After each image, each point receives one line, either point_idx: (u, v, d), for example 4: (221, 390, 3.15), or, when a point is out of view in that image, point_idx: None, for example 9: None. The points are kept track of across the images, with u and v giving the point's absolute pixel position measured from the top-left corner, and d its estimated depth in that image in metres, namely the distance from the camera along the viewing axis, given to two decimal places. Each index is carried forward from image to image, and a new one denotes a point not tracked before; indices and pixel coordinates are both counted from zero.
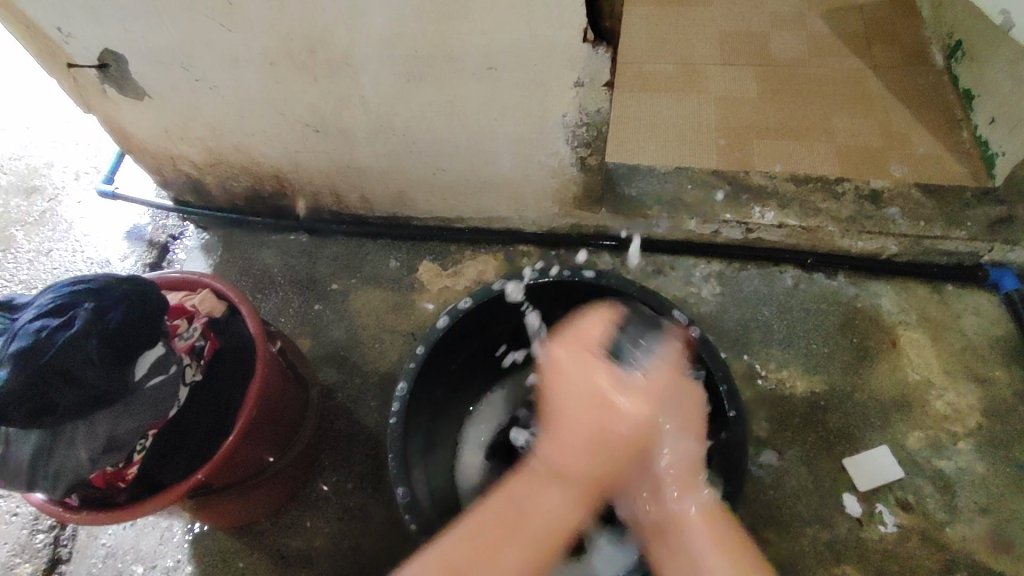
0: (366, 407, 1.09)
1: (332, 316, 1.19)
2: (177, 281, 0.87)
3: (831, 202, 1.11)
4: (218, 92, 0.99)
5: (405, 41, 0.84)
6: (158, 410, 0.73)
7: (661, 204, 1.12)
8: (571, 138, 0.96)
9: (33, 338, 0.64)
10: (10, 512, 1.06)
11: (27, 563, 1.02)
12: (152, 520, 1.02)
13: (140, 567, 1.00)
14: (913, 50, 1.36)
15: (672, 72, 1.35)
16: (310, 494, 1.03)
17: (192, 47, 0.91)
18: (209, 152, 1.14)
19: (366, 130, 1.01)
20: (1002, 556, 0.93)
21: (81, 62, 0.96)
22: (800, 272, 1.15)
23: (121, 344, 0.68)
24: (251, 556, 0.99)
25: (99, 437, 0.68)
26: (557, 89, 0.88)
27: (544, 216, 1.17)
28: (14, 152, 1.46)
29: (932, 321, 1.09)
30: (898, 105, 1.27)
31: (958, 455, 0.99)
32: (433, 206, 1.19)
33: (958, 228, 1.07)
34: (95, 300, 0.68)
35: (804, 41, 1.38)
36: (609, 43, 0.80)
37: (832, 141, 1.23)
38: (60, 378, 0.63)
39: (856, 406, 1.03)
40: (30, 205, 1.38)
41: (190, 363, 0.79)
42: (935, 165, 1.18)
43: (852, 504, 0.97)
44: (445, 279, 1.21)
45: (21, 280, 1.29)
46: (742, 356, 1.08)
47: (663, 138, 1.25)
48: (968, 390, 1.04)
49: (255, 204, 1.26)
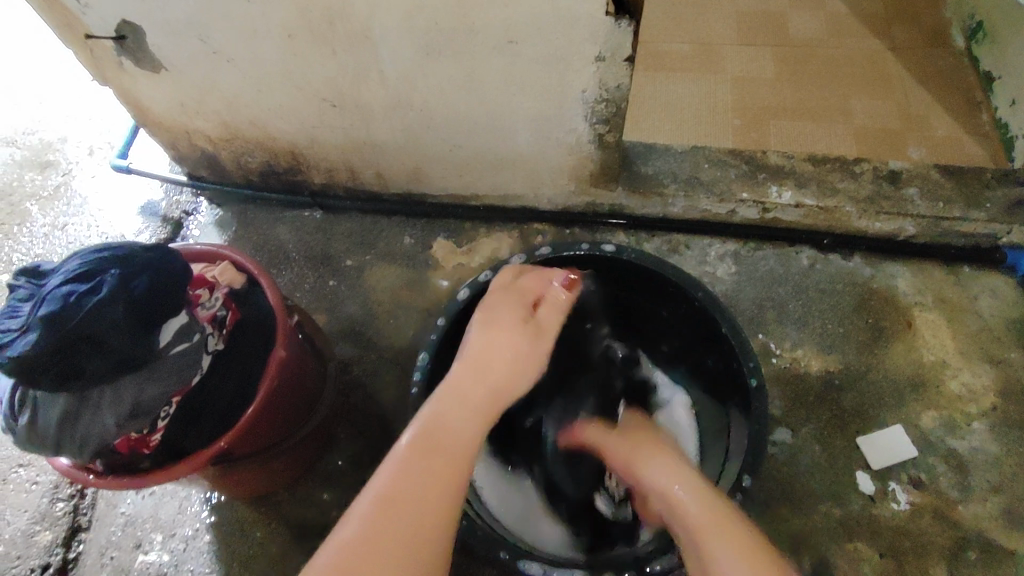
0: (381, 382, 1.10)
1: (347, 292, 1.19)
2: (197, 253, 0.87)
3: (849, 181, 1.10)
4: (235, 65, 0.98)
5: (425, 13, 0.83)
6: (182, 376, 0.73)
7: (678, 182, 1.11)
8: (589, 114, 0.96)
9: (60, 304, 0.64)
10: (29, 480, 1.07)
11: (47, 530, 1.03)
12: (170, 490, 1.04)
13: (159, 535, 1.01)
14: (934, 30, 1.34)
15: (687, 52, 1.34)
16: (326, 466, 1.04)
17: (209, 19, 0.91)
18: (225, 127, 1.14)
19: (383, 104, 1.01)
20: (1014, 534, 0.93)
21: (97, 34, 0.96)
22: (816, 252, 1.15)
23: (147, 312, 0.68)
24: (268, 526, 1.01)
25: (124, 403, 0.69)
26: (577, 63, 0.87)
27: (559, 194, 1.16)
28: (27, 127, 1.46)
29: (948, 302, 1.09)
30: (917, 85, 1.26)
31: (972, 435, 0.99)
32: (448, 183, 1.18)
33: (978, 210, 1.07)
34: (121, 268, 0.69)
35: (822, 21, 1.37)
36: (632, 16, 0.80)
37: (849, 122, 1.22)
38: (87, 344, 0.64)
39: (871, 385, 1.03)
40: (44, 180, 1.39)
41: (212, 332, 0.79)
42: (953, 147, 1.18)
43: (865, 482, 0.97)
44: (460, 257, 1.21)
45: (37, 254, 1.30)
46: (757, 335, 1.08)
47: (679, 117, 1.24)
48: (983, 371, 1.04)
49: (269, 179, 1.26)
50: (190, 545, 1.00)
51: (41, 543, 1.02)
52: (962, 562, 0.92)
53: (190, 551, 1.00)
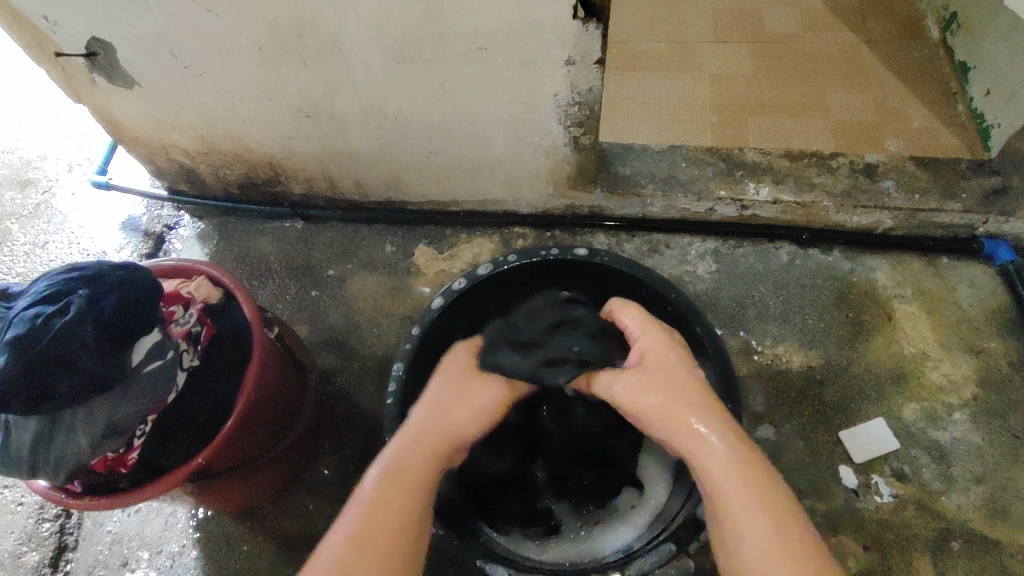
0: (364, 391, 1.10)
1: (329, 302, 1.19)
2: (172, 268, 0.87)
3: (826, 176, 1.10)
4: (208, 78, 0.98)
5: (395, 22, 0.83)
6: (157, 395, 0.73)
7: (655, 182, 1.11)
8: (563, 117, 0.96)
9: (28, 327, 0.64)
10: (15, 501, 1.07)
11: (34, 551, 1.03)
12: (156, 507, 1.03)
13: (146, 553, 1.01)
14: (909, 21, 1.34)
15: (665, 51, 1.34)
16: (310, 477, 1.04)
17: (179, 33, 0.90)
18: (202, 141, 1.14)
19: (358, 114, 1.01)
20: (997, 523, 0.94)
21: (68, 51, 0.95)
22: (796, 248, 1.15)
23: (117, 332, 0.68)
24: (255, 539, 1.00)
25: (98, 423, 0.69)
26: (547, 68, 0.88)
27: (538, 197, 1.17)
28: (6, 145, 1.45)
29: (928, 294, 1.10)
30: (892, 78, 1.27)
31: (954, 425, 1.00)
32: (427, 189, 1.18)
33: (953, 200, 1.07)
34: (89, 288, 0.68)
35: (798, 16, 1.37)
36: (599, 20, 0.80)
37: (827, 116, 1.22)
38: (57, 366, 0.64)
39: (853, 378, 1.04)
40: (24, 198, 1.38)
41: (187, 349, 0.78)
42: (930, 139, 1.18)
43: (849, 476, 0.98)
44: (442, 263, 1.21)
45: (18, 273, 1.29)
46: (738, 332, 1.09)
47: (657, 117, 1.24)
48: (964, 361, 1.04)
49: (249, 191, 1.26)
50: (177, 560, 1.00)
51: (28, 565, 1.02)
52: (946, 552, 0.92)
53: (177, 567, 1.00)
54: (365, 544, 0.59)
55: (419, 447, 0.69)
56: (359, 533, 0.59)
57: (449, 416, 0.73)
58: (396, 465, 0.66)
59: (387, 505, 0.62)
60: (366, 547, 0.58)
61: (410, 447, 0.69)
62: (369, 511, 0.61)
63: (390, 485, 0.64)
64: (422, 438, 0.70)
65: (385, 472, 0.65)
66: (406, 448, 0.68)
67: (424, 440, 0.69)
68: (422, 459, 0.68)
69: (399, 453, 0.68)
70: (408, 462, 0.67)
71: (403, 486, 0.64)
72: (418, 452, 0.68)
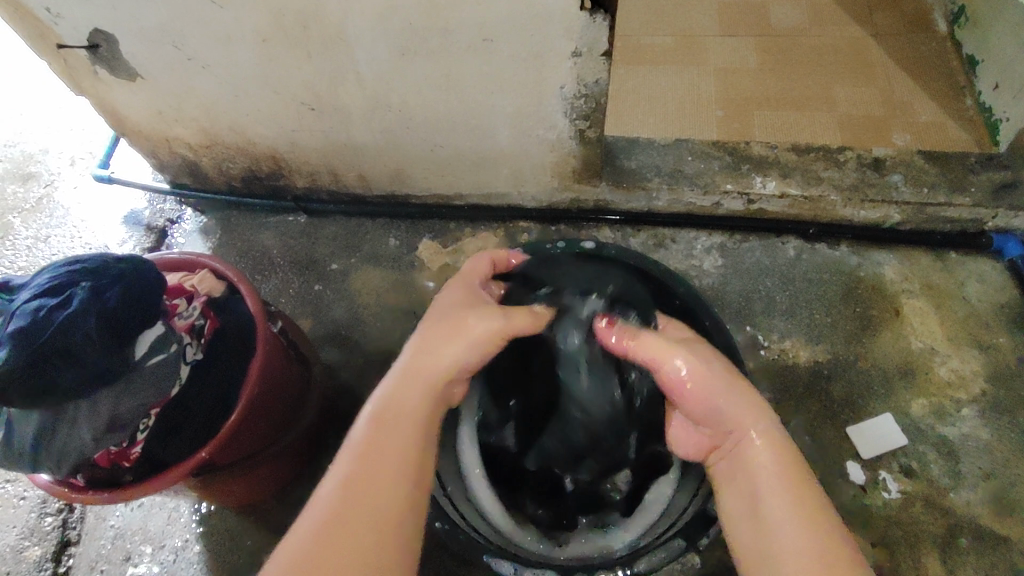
0: (368, 385, 1.10)
1: (333, 296, 1.18)
2: (175, 261, 0.86)
3: (833, 170, 1.09)
4: (211, 70, 0.97)
5: (399, 13, 0.82)
6: (160, 388, 0.73)
7: (661, 176, 1.11)
8: (569, 110, 0.95)
9: (30, 319, 0.63)
10: (18, 496, 1.06)
11: (37, 546, 1.02)
12: (159, 501, 1.03)
13: (149, 547, 1.00)
14: (917, 15, 1.33)
15: (671, 44, 1.33)
16: (314, 472, 1.03)
17: (182, 24, 0.89)
18: (205, 134, 1.13)
19: (361, 106, 1.00)
20: (1006, 519, 0.93)
21: (70, 43, 0.95)
22: (802, 243, 1.14)
23: (120, 324, 0.67)
24: (259, 533, 1.00)
25: (101, 416, 0.68)
26: (554, 60, 0.87)
27: (543, 191, 1.16)
28: (8, 139, 1.45)
29: (936, 289, 1.09)
30: (900, 71, 1.26)
31: (962, 421, 0.99)
32: (431, 183, 1.18)
33: (962, 195, 1.06)
34: (92, 281, 0.67)
35: (805, 9, 1.36)
36: (606, 11, 0.79)
37: (834, 110, 1.21)
38: (59, 358, 0.63)
39: (861, 374, 1.03)
40: (26, 192, 1.37)
41: (190, 342, 0.78)
42: (939, 132, 1.17)
43: (856, 472, 0.97)
44: (446, 257, 1.20)
45: (20, 267, 1.29)
46: (745, 327, 1.08)
47: (663, 111, 1.23)
48: (972, 357, 1.03)
49: (252, 185, 1.25)
50: (181, 555, 1.00)
51: (31, 559, 1.01)
52: (954, 549, 0.92)
53: (180, 562, 0.99)
54: (356, 494, 0.60)
55: (409, 389, 0.69)
56: (349, 481, 0.61)
57: (438, 353, 0.71)
58: (384, 407, 0.67)
59: (379, 449, 0.63)
60: (357, 497, 0.60)
61: (400, 388, 0.69)
62: (360, 463, 0.62)
63: (381, 432, 0.65)
64: (405, 379, 0.69)
65: (373, 419, 0.66)
66: (396, 392, 0.68)
67: (409, 382, 0.69)
68: (411, 399, 0.68)
69: (385, 399, 0.68)
70: (404, 404, 0.67)
71: (390, 428, 0.65)
72: (406, 394, 0.68)
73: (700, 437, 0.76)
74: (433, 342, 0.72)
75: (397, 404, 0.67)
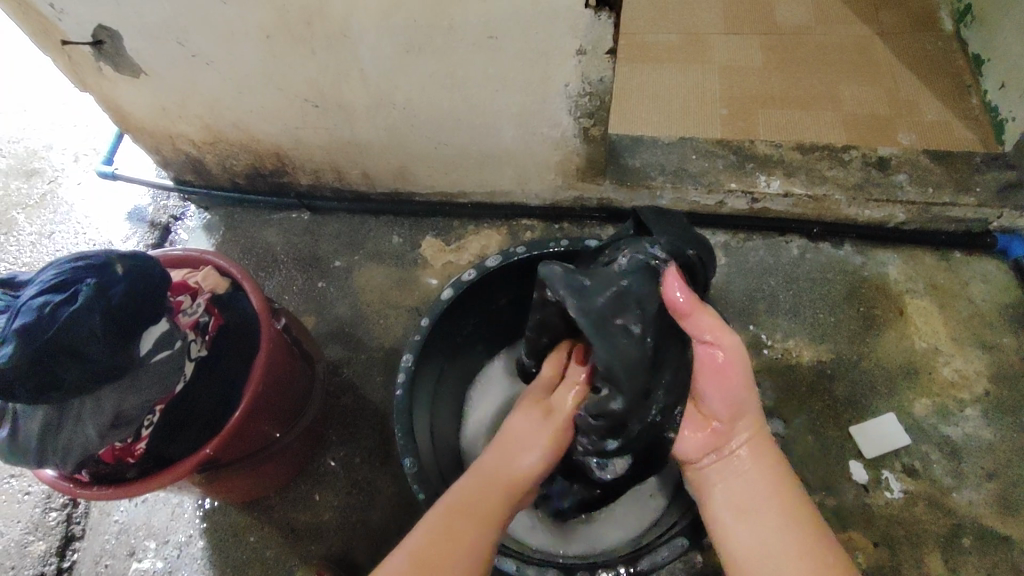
0: (371, 382, 1.10)
1: (336, 293, 1.18)
2: (179, 258, 0.87)
3: (838, 170, 1.09)
4: (215, 67, 0.97)
5: (404, 11, 0.82)
6: (165, 384, 0.73)
7: (665, 174, 1.10)
8: (573, 108, 0.95)
9: (35, 315, 0.63)
10: (22, 490, 1.07)
11: (41, 540, 1.03)
12: (163, 497, 1.03)
13: (152, 543, 1.01)
14: (923, 13, 1.33)
15: (675, 42, 1.33)
16: (317, 469, 1.03)
17: (187, 21, 0.89)
18: (208, 131, 1.13)
19: (365, 103, 1.00)
20: (1008, 520, 0.93)
21: (75, 39, 0.95)
22: (806, 242, 1.14)
23: (125, 321, 0.68)
24: (261, 530, 1.00)
25: (106, 412, 0.69)
26: (558, 58, 0.86)
27: (546, 189, 1.16)
28: (12, 135, 1.45)
29: (940, 288, 1.09)
30: (905, 70, 1.25)
31: (965, 421, 0.99)
32: (434, 181, 1.18)
33: (967, 194, 1.06)
34: (97, 277, 0.68)
35: (810, 7, 1.36)
36: (611, 9, 0.78)
37: (839, 109, 1.21)
38: (65, 354, 0.63)
39: (864, 374, 1.03)
40: (30, 188, 1.38)
41: (194, 338, 0.78)
42: (944, 132, 1.17)
43: (859, 472, 0.97)
44: (449, 255, 1.20)
45: (24, 263, 1.29)
46: (748, 326, 1.08)
47: (667, 109, 1.23)
48: (976, 357, 1.03)
49: (255, 182, 1.25)
50: (184, 550, 1.00)
51: (35, 553, 1.02)
52: (956, 549, 0.92)
53: (183, 557, 1.00)
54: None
55: (483, 489, 0.71)
56: (417, 562, 0.64)
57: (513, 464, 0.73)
58: (459, 502, 0.69)
59: (446, 540, 0.66)
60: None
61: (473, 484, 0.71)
62: (427, 548, 0.65)
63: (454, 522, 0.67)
64: (482, 483, 0.71)
65: (447, 509, 0.69)
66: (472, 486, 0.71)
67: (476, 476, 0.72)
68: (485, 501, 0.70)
69: (458, 493, 0.70)
70: (478, 504, 0.69)
71: (458, 521, 0.68)
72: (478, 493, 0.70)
73: (705, 427, 0.75)
74: (518, 441, 0.75)
75: (472, 502, 0.69)
